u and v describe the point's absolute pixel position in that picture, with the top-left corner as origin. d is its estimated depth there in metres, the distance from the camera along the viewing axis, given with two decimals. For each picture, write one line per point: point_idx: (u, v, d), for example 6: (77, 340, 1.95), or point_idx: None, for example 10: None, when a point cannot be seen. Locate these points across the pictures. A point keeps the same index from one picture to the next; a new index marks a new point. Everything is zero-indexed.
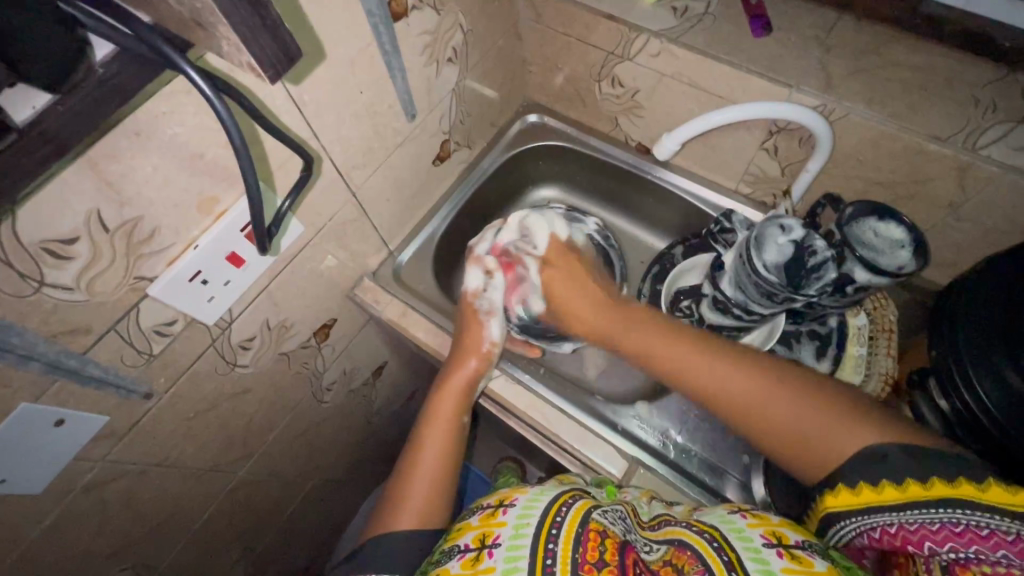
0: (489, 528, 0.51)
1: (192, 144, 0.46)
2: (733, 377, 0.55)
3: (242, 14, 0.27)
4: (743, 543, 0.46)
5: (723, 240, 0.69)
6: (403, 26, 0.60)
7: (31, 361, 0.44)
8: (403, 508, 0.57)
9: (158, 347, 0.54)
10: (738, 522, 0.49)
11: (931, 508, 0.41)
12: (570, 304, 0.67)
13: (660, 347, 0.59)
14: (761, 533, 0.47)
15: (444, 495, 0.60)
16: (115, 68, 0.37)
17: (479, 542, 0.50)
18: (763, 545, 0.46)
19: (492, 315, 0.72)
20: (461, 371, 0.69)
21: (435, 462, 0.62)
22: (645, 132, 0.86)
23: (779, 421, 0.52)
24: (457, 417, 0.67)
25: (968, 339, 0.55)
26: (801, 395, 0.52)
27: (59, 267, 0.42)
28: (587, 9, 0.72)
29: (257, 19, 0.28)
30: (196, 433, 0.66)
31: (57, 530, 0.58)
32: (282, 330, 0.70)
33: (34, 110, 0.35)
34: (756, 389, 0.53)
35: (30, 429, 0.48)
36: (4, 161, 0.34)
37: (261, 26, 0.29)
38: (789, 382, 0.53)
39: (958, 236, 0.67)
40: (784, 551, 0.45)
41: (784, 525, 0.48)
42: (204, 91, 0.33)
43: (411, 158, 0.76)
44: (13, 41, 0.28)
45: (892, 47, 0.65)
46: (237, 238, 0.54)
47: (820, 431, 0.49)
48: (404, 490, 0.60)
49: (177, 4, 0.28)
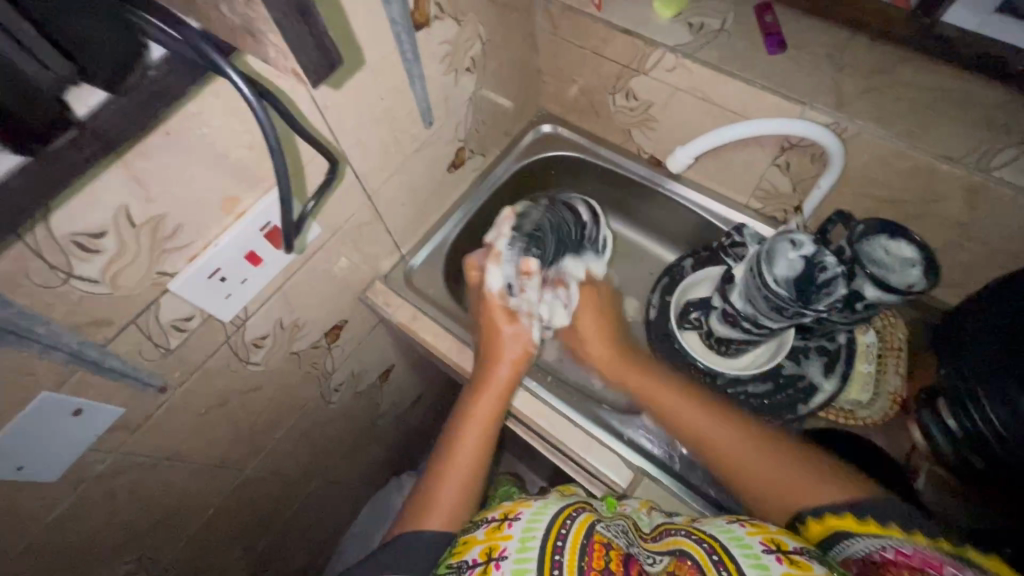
0: (495, 541, 0.51)
1: (219, 144, 0.47)
2: (724, 423, 0.62)
3: (293, 25, 0.28)
4: (742, 551, 0.46)
5: (733, 253, 0.70)
6: (424, 35, 0.62)
7: (54, 350, 0.46)
8: (433, 511, 0.58)
9: (175, 341, 0.55)
10: (736, 530, 0.49)
11: (940, 551, 0.44)
12: (587, 335, 0.79)
13: (668, 391, 0.67)
14: (761, 540, 0.47)
15: (472, 500, 0.61)
16: (166, 72, 0.36)
17: (486, 556, 0.50)
18: (763, 552, 0.46)
19: (530, 318, 0.73)
20: (497, 376, 0.68)
21: (464, 463, 0.63)
22: (657, 145, 0.87)
23: (759, 469, 0.57)
24: (491, 420, 0.66)
25: (979, 361, 0.55)
26: (788, 453, 0.57)
27: (87, 260, 0.43)
28: (604, 24, 0.74)
29: (306, 29, 0.29)
30: (206, 428, 0.67)
31: (67, 518, 0.59)
32: (294, 329, 0.71)
33: (89, 107, 0.34)
34: (746, 439, 0.60)
35: (47, 418, 0.49)
36: (51, 158, 0.34)
37: (309, 35, 0.30)
38: (777, 441, 0.58)
39: (968, 256, 0.68)
40: (783, 556, 0.45)
41: (783, 532, 0.48)
42: (247, 97, 0.35)
43: (427, 164, 0.77)
44: None
45: (903, 68, 0.66)
46: (256, 237, 0.55)
47: (803, 481, 0.54)
48: (432, 495, 0.60)
49: (230, 14, 0.29)
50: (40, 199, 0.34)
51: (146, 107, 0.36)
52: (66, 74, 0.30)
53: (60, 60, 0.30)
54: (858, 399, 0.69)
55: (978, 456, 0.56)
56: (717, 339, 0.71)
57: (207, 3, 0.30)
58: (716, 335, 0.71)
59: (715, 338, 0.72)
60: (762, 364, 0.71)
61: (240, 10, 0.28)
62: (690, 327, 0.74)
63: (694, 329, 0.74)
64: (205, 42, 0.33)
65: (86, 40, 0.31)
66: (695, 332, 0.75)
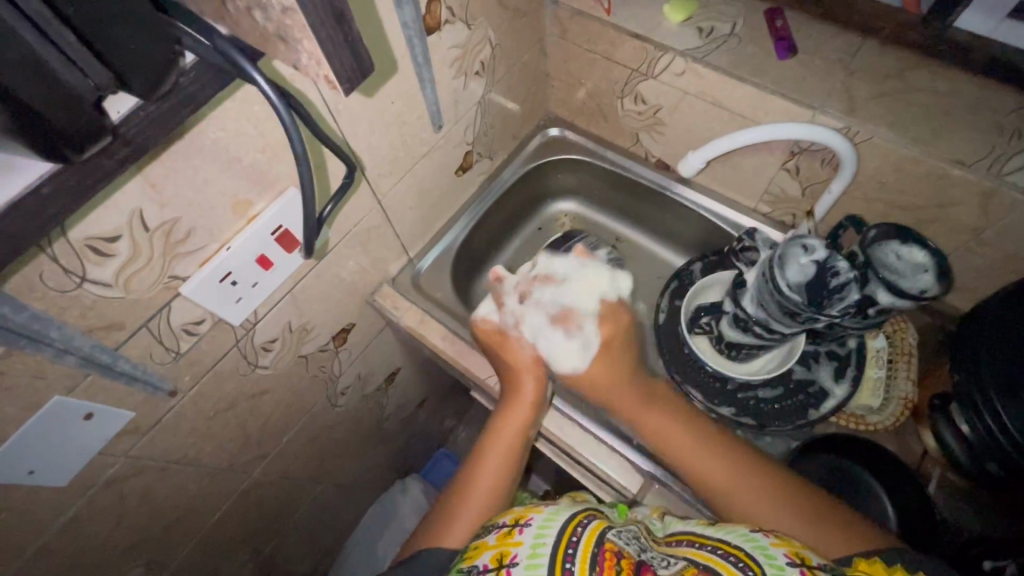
0: (506, 547, 0.50)
1: (232, 148, 0.47)
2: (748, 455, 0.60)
3: (327, 32, 0.28)
4: (767, 561, 0.46)
5: (745, 257, 0.68)
6: (435, 39, 0.62)
7: (66, 354, 0.45)
8: (452, 525, 0.59)
9: (186, 345, 0.55)
10: (761, 540, 0.49)
11: None
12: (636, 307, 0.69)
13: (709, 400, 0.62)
14: (785, 552, 0.47)
15: (499, 506, 0.61)
16: (194, 80, 0.36)
17: (497, 562, 0.49)
18: (787, 564, 0.46)
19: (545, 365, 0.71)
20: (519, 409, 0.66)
21: (481, 494, 0.61)
22: (666, 149, 0.87)
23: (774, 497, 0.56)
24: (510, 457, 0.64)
25: (991, 367, 0.55)
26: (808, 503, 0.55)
27: (100, 264, 0.43)
28: (614, 28, 0.74)
29: (340, 36, 0.29)
30: (215, 432, 0.67)
31: (78, 522, 0.58)
32: (303, 333, 0.71)
33: (120, 113, 0.34)
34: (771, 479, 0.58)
35: (61, 423, 0.48)
36: (82, 168, 0.34)
37: (343, 42, 0.29)
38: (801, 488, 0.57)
39: (981, 262, 0.67)
40: (807, 570, 0.45)
41: (805, 547, 0.49)
42: (274, 102, 0.35)
43: (436, 168, 0.77)
44: (116, 54, 0.28)
45: (916, 72, 0.66)
46: (268, 241, 0.55)
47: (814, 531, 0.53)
48: (456, 502, 0.61)
49: (264, 19, 0.28)
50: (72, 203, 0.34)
51: (174, 113, 0.37)
52: (105, 85, 0.28)
53: (99, 69, 0.27)
54: (869, 405, 0.69)
55: (993, 461, 0.56)
56: (727, 343, 0.71)
57: (238, 8, 0.29)
58: (726, 340, 0.71)
59: (725, 342, 0.71)
60: (774, 369, 0.71)
61: (274, 16, 0.28)
62: (701, 333, 0.74)
63: (704, 334, 0.73)
64: (232, 47, 0.33)
65: (129, 53, 0.29)
66: (706, 336, 0.74)
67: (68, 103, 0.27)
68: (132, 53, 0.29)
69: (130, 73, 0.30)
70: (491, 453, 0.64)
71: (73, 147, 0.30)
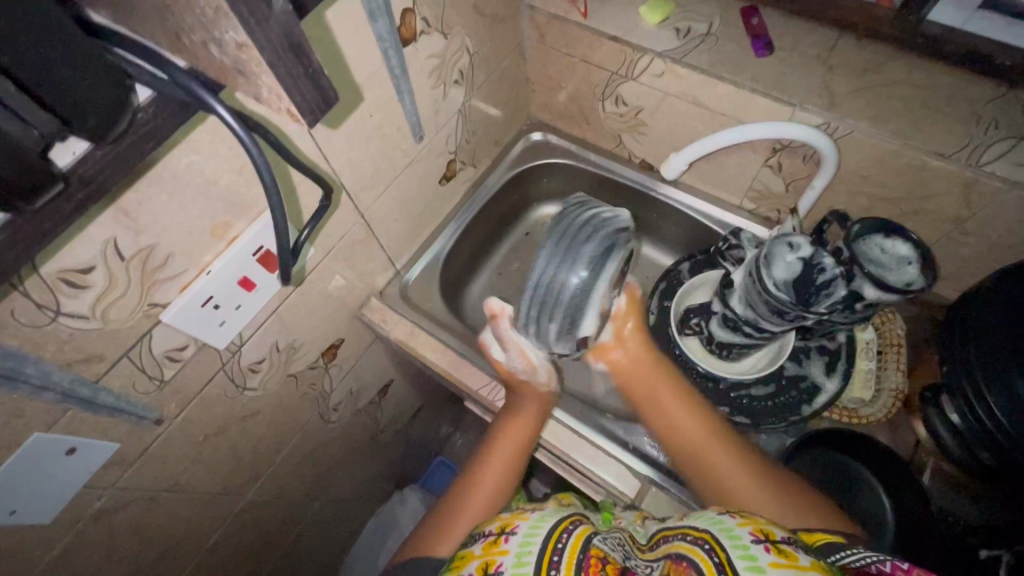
0: (491, 557, 0.49)
1: (207, 171, 0.46)
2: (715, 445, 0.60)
3: (286, 66, 0.27)
4: (732, 542, 0.45)
5: (731, 256, 0.68)
6: (411, 50, 0.61)
7: (45, 391, 0.44)
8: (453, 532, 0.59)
9: (169, 372, 0.54)
10: (728, 522, 0.48)
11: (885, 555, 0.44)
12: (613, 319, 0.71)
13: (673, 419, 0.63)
14: (750, 530, 0.46)
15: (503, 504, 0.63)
16: (154, 114, 0.35)
17: (482, 572, 0.48)
18: (752, 542, 0.45)
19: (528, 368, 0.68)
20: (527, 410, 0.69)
21: (488, 488, 0.63)
22: (650, 150, 0.87)
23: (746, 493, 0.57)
24: (520, 454, 0.67)
25: (979, 357, 0.55)
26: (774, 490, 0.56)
27: (75, 297, 0.42)
28: (592, 31, 0.74)
29: (299, 68, 0.28)
30: (206, 457, 0.66)
31: (65, 559, 0.57)
32: (291, 351, 0.70)
33: (75, 155, 0.33)
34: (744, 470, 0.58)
35: (41, 459, 0.47)
36: (45, 210, 0.32)
37: (303, 74, 0.29)
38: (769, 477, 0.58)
39: (965, 250, 0.68)
40: (770, 544, 0.44)
41: (771, 524, 0.48)
42: (236, 132, 0.34)
43: (419, 178, 0.76)
44: (65, 95, 0.27)
45: (892, 65, 0.66)
46: (248, 262, 0.54)
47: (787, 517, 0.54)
48: (460, 504, 0.62)
49: (220, 54, 0.28)
50: (34, 247, 0.33)
51: (137, 148, 0.35)
52: (51, 132, 0.28)
53: (43, 117, 0.27)
54: (861, 397, 0.69)
55: (986, 449, 0.56)
56: (719, 344, 0.70)
57: (193, 42, 0.28)
58: (717, 340, 0.70)
59: (715, 342, 0.71)
60: (763, 368, 0.71)
61: (230, 51, 0.27)
62: (691, 333, 0.73)
63: (694, 334, 0.72)
64: (194, 80, 0.32)
65: (79, 96, 0.28)
66: (697, 338, 0.74)
67: (16, 148, 0.27)
68: (83, 93, 0.28)
69: (81, 115, 0.29)
70: (496, 457, 0.66)
71: (28, 192, 0.29)
